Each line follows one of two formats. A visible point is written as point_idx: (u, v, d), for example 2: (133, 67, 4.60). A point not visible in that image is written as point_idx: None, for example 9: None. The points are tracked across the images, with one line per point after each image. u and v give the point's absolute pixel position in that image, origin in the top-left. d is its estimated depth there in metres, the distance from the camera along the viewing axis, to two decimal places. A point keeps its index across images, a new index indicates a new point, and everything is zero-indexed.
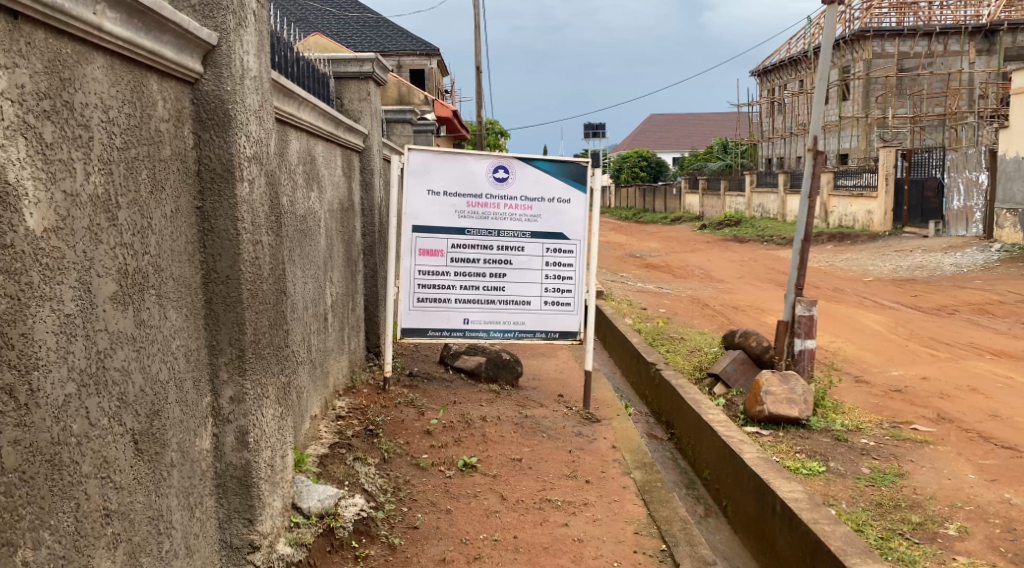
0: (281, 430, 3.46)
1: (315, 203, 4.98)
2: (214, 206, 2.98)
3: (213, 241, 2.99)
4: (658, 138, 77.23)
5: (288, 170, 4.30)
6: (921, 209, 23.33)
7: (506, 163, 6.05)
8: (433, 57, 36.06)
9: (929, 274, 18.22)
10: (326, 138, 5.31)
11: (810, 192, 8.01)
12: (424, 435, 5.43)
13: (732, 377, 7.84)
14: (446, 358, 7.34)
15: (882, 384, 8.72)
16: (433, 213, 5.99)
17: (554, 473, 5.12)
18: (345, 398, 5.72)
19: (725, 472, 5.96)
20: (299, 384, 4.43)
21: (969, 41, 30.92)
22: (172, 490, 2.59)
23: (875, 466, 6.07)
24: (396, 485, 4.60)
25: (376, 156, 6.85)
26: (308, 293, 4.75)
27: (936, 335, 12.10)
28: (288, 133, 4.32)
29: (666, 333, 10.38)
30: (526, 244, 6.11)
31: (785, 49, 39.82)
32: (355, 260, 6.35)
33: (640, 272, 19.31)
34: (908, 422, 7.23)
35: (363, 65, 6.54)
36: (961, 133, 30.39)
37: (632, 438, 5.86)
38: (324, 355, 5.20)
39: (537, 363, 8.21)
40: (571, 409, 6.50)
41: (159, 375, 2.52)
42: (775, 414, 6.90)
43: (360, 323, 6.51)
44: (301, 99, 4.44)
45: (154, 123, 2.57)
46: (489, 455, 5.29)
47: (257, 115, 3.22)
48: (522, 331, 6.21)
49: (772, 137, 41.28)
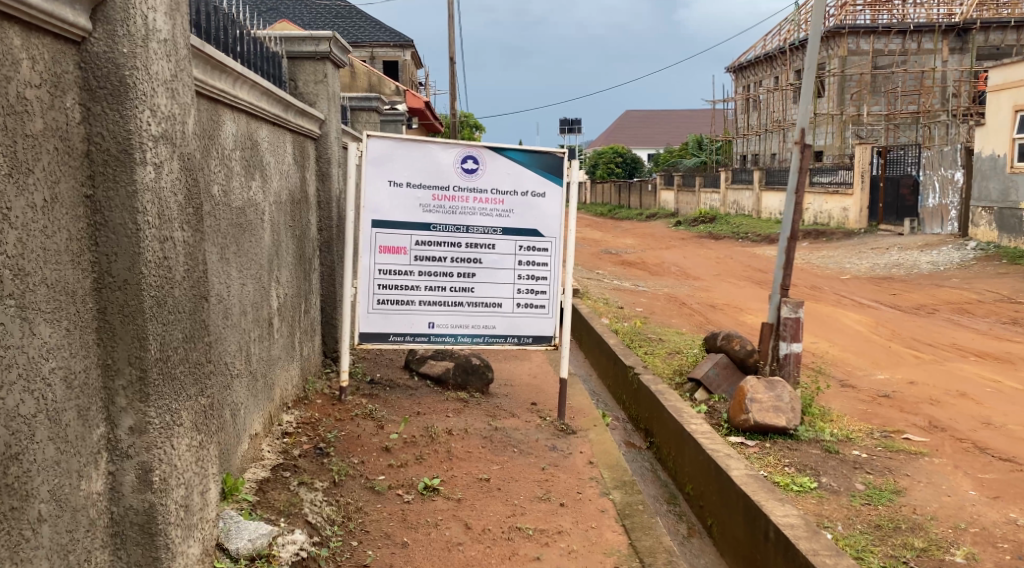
0: (201, 461, 2.95)
1: (257, 194, 4.44)
2: (107, 193, 2.46)
3: (106, 237, 2.47)
4: (633, 135, 77.16)
5: (221, 156, 3.79)
6: (896, 207, 23.09)
7: (476, 153, 5.53)
8: (407, 49, 35.60)
9: (906, 272, 17.93)
10: (273, 121, 4.76)
11: (797, 189, 7.55)
12: (382, 453, 4.90)
13: (715, 383, 7.38)
14: (410, 363, 6.81)
15: (868, 389, 8.29)
16: (395, 206, 5.46)
17: (526, 494, 4.62)
18: (295, 411, 5.18)
19: (711, 489, 5.50)
20: (233, 400, 3.93)
21: (942, 39, 30.68)
22: (41, 549, 2.11)
23: (869, 482, 5.57)
24: (346, 513, 4.07)
25: (334, 143, 6.32)
26: (247, 297, 4.22)
27: (917, 336, 11.77)
28: (219, 113, 3.77)
29: (643, 334, 9.95)
30: (497, 241, 5.60)
31: (760, 46, 39.74)
32: (309, 257, 5.81)
33: (614, 269, 18.88)
34: (900, 431, 6.79)
35: (319, 44, 5.99)
36: (933, 131, 30.28)
37: (610, 453, 5.38)
38: (269, 365, 4.68)
39: (510, 367, 7.71)
40: (545, 419, 5.99)
41: (18, 409, 2.04)
42: (761, 423, 6.45)
43: (314, 326, 5.97)
44: (237, 76, 3.89)
45: (13, 89, 2.08)
46: (453, 474, 4.77)
47: (166, 85, 2.71)
48: (493, 336, 5.69)
49: (746, 134, 41.03)
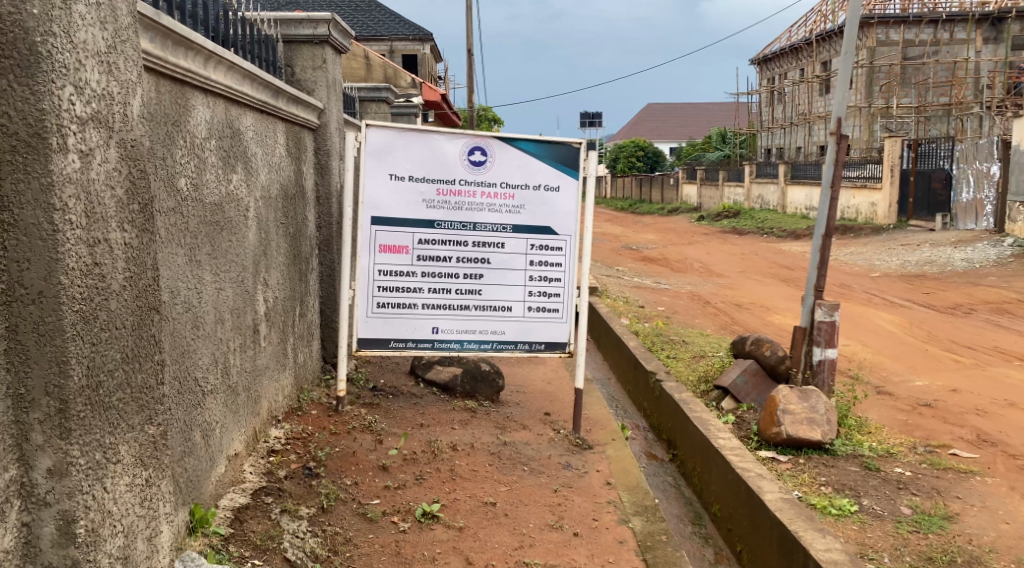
0: (151, 501, 2.53)
1: (239, 188, 4.00)
2: (17, 186, 2.05)
3: (16, 239, 2.06)
4: (655, 130, 76.45)
5: (191, 145, 3.37)
6: (928, 202, 22.38)
7: (484, 143, 5.07)
8: (426, 42, 35.23)
9: (939, 269, 17.26)
10: (259, 108, 4.31)
11: (833, 183, 7.02)
12: (378, 473, 4.46)
13: (743, 392, 6.90)
14: (417, 369, 6.39)
15: (907, 397, 7.73)
16: (396, 202, 5.01)
17: (536, 522, 4.17)
18: (286, 424, 4.75)
19: (740, 512, 5.00)
20: (205, 419, 3.51)
21: (976, 29, 29.84)
22: None
23: (917, 505, 5.02)
24: (332, 546, 3.63)
25: (335, 134, 5.87)
26: (225, 303, 3.78)
27: (955, 338, 11.16)
28: (186, 94, 3.33)
29: (665, 335, 9.47)
30: (506, 240, 5.14)
31: (785, 38, 38.99)
32: (305, 257, 5.37)
33: (635, 265, 18.40)
34: (946, 446, 6.23)
35: (317, 27, 5.53)
36: (966, 123, 29.38)
37: (630, 473, 4.91)
38: (253, 377, 4.24)
39: (524, 372, 7.26)
40: (559, 432, 5.53)
41: None
42: (794, 437, 5.94)
43: (311, 330, 5.55)
44: (208, 55, 3.44)
45: None
46: (455, 498, 4.31)
47: (99, 57, 2.27)
48: (502, 342, 5.24)
49: (771, 127, 40.25)
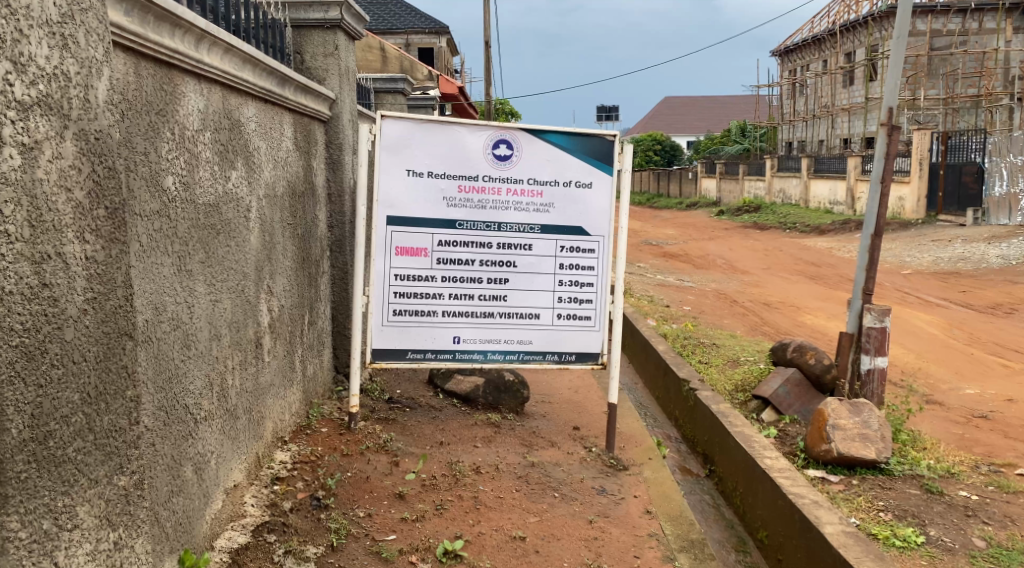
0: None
1: (239, 187, 3.55)
2: None
3: None
4: (673, 123, 75.78)
5: (180, 137, 2.93)
6: (958, 195, 21.68)
7: (510, 136, 4.61)
8: (443, 35, 34.68)
9: (974, 266, 16.65)
10: (261, 97, 3.86)
11: (883, 179, 6.51)
12: (394, 501, 4.02)
13: (786, 403, 6.39)
14: (436, 379, 5.94)
15: (960, 408, 7.21)
16: (415, 199, 4.56)
17: (570, 560, 3.71)
18: (293, 446, 4.31)
19: (793, 543, 4.53)
20: (198, 451, 3.07)
21: (1006, 18, 29.01)
22: None
23: (991, 537, 4.53)
24: None
25: (348, 126, 5.42)
26: (222, 316, 3.33)
27: (1000, 340, 10.60)
28: (174, 76, 2.88)
29: (695, 337, 8.99)
30: (534, 241, 4.68)
31: (807, 28, 38.32)
32: (315, 260, 4.91)
33: (656, 262, 17.88)
34: (1011, 465, 5.72)
35: (328, 10, 5.08)
36: (995, 115, 28.58)
37: (671, 500, 4.44)
38: (256, 396, 3.81)
39: (548, 381, 6.79)
40: (591, 451, 5.06)
41: None
42: (846, 455, 5.44)
43: (321, 339, 5.10)
44: (200, 34, 3.00)
45: None
46: (479, 531, 3.86)
47: (50, 28, 1.84)
48: (529, 352, 4.78)
49: (792, 120, 39.53)
